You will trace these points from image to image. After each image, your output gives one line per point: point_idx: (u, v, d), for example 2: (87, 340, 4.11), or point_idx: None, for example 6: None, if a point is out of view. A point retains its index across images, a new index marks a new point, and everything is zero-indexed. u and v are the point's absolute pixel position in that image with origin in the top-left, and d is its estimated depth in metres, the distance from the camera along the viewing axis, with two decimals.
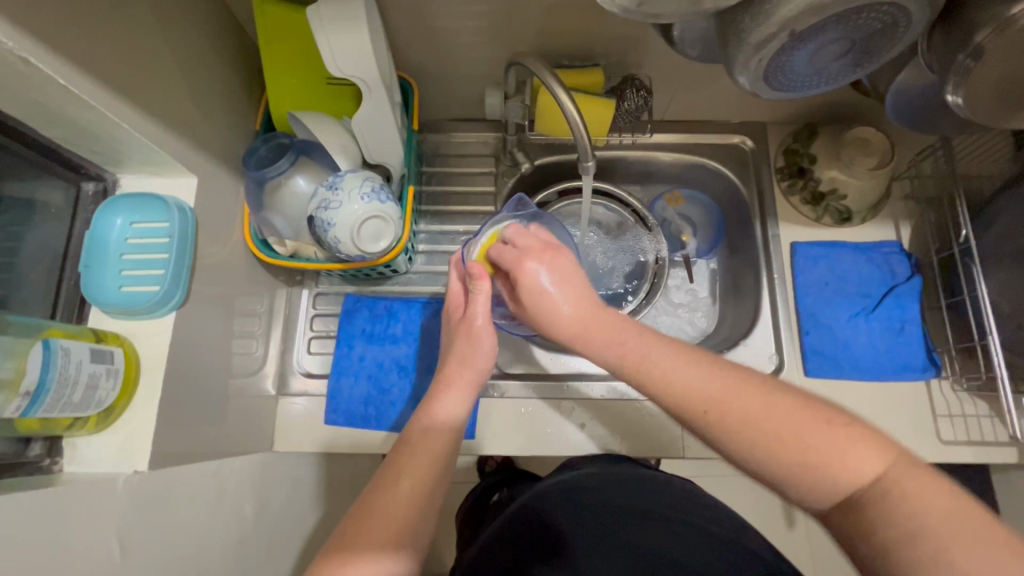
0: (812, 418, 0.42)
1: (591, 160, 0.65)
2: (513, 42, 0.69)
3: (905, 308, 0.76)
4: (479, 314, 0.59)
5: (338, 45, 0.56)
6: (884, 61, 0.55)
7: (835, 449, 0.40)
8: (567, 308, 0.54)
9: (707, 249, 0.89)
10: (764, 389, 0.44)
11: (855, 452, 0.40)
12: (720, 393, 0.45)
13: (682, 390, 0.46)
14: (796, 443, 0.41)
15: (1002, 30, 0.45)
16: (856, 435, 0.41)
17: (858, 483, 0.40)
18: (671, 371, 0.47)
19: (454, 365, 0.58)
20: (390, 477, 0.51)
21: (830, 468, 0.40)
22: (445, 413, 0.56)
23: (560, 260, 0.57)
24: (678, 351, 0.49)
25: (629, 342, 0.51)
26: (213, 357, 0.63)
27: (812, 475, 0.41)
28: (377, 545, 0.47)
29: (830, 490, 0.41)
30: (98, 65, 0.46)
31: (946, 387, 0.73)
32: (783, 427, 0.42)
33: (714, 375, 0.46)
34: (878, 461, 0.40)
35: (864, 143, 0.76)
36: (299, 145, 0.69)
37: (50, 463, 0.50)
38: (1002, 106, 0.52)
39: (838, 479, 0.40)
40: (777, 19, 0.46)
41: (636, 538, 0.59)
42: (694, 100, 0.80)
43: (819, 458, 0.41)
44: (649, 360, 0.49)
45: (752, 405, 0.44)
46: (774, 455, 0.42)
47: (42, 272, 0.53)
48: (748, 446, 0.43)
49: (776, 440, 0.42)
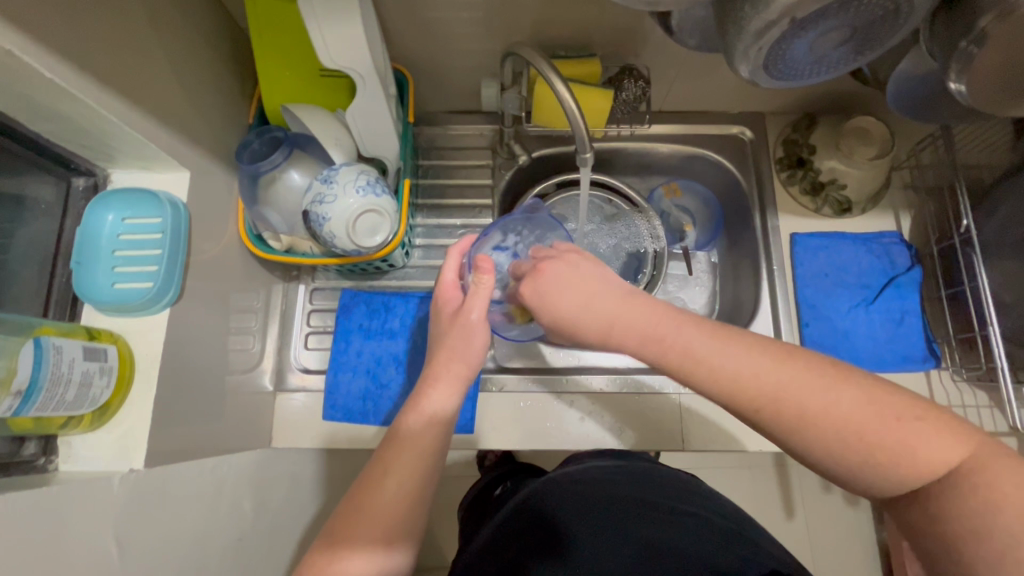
0: (881, 413, 0.40)
1: (589, 152, 0.64)
2: (509, 32, 0.68)
3: (906, 299, 0.76)
4: (476, 312, 0.56)
5: (331, 35, 0.54)
6: (886, 49, 0.54)
7: (906, 446, 0.39)
8: (595, 301, 0.49)
9: (705, 241, 0.88)
10: (823, 376, 0.42)
11: (927, 443, 0.39)
12: (779, 383, 0.43)
13: (720, 379, 0.44)
14: (868, 442, 0.40)
15: (1006, 15, 0.44)
16: (931, 428, 0.39)
17: (936, 472, 0.39)
18: (722, 361, 0.45)
19: (444, 355, 0.56)
20: (377, 471, 0.51)
21: (900, 462, 0.39)
22: (433, 409, 0.54)
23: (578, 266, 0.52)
24: (724, 338, 0.46)
25: (682, 333, 0.46)
26: (209, 353, 0.63)
27: (890, 473, 0.40)
28: (368, 539, 0.48)
29: (904, 483, 0.40)
30: (86, 57, 0.45)
31: (945, 378, 0.73)
32: (851, 419, 0.40)
33: (773, 365, 0.43)
34: (961, 452, 0.39)
35: (864, 134, 0.75)
36: (293, 138, 0.68)
37: (46, 462, 0.49)
38: (1005, 93, 0.51)
39: (919, 471, 0.39)
40: (778, 6, 0.45)
41: (637, 530, 0.58)
42: (693, 91, 0.79)
43: (895, 453, 0.39)
44: (701, 352, 0.45)
45: (812, 398, 0.42)
46: (845, 451, 0.41)
47: (34, 270, 0.52)
48: (815, 439, 0.41)
49: (842, 429, 0.41)
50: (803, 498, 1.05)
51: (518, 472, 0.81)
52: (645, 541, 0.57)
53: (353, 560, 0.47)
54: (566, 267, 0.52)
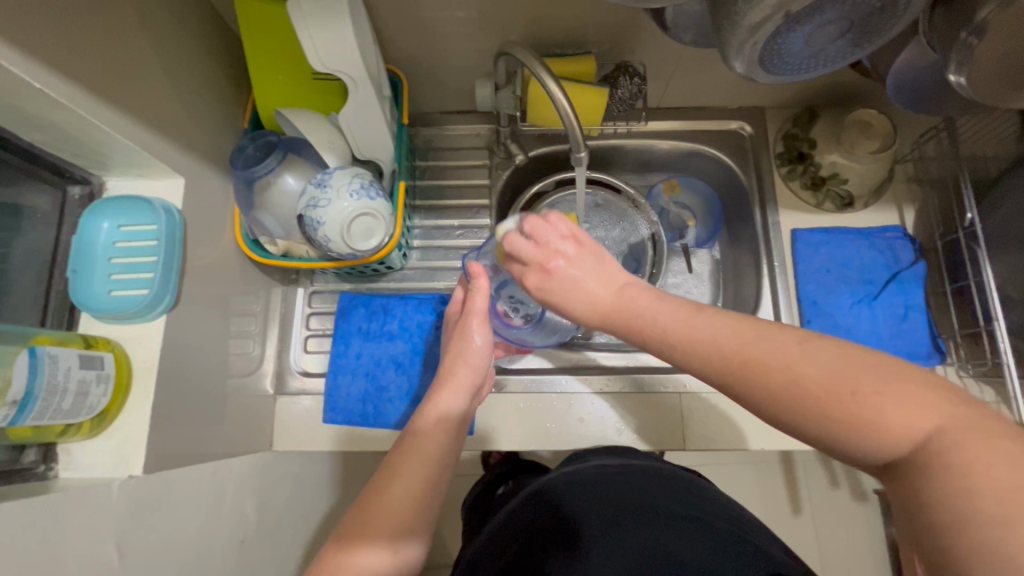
0: (852, 377, 0.35)
1: (584, 151, 0.62)
2: (503, 31, 0.68)
3: (909, 294, 0.75)
4: (478, 305, 0.60)
5: (320, 38, 0.54)
6: (886, 40, 0.53)
7: (872, 408, 0.34)
8: (595, 299, 0.46)
9: (707, 238, 0.87)
10: (795, 339, 0.38)
11: (896, 404, 0.34)
12: (753, 346, 0.38)
13: (695, 350, 0.40)
14: (834, 400, 0.35)
15: (1005, 5, 0.43)
16: (900, 394, 0.34)
17: (912, 436, 0.34)
18: (695, 330, 0.40)
19: (452, 363, 0.58)
20: (386, 474, 0.51)
21: (873, 426, 0.34)
22: (441, 414, 0.55)
23: (580, 253, 0.48)
24: (691, 310, 0.42)
25: (658, 314, 0.42)
26: (209, 358, 0.63)
27: (861, 436, 0.34)
28: (383, 532, 0.48)
29: (877, 451, 0.35)
30: (76, 67, 0.46)
31: (950, 373, 0.72)
32: (824, 383, 0.35)
33: (744, 334, 0.39)
34: (934, 413, 0.33)
35: (866, 126, 0.73)
36: (287, 142, 0.68)
37: (45, 470, 0.49)
38: (1007, 84, 0.50)
39: (893, 434, 0.34)
40: (769, 2, 0.45)
41: (641, 537, 0.54)
42: (690, 87, 0.78)
43: (849, 417, 0.35)
44: (674, 334, 0.41)
45: (779, 359, 0.37)
46: (807, 411, 0.36)
47: (31, 279, 0.52)
48: (786, 405, 0.37)
49: (811, 397, 0.36)
50: (809, 495, 1.04)
51: (520, 470, 0.80)
52: (651, 546, 0.53)
53: (364, 557, 0.47)
54: (573, 264, 0.47)
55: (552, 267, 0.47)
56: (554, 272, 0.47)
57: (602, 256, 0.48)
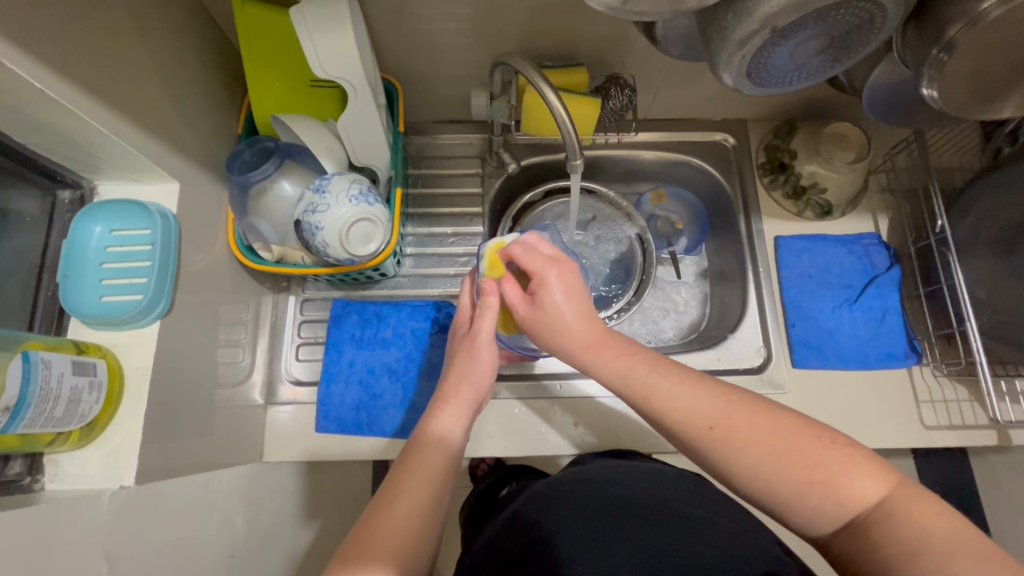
0: (819, 440, 0.45)
1: (580, 158, 0.64)
2: (497, 43, 0.69)
3: (886, 297, 0.78)
4: (484, 329, 0.59)
5: (322, 46, 0.55)
6: (861, 57, 0.56)
7: (838, 472, 0.44)
8: (582, 322, 0.55)
9: (693, 245, 0.90)
10: (768, 411, 0.48)
11: (859, 478, 0.43)
12: (721, 413, 0.48)
13: (684, 413, 0.49)
14: (807, 463, 0.44)
15: (972, 24, 0.47)
16: (861, 460, 0.44)
17: (866, 505, 0.43)
18: (670, 394, 0.50)
19: (455, 380, 0.59)
20: (390, 493, 0.51)
21: (836, 485, 0.43)
22: (445, 430, 0.57)
23: (572, 284, 0.56)
24: (665, 367, 0.52)
25: (635, 365, 0.52)
26: (199, 368, 0.61)
27: (826, 494, 0.44)
28: (381, 558, 0.46)
29: (848, 507, 0.43)
30: (75, 70, 0.45)
31: (926, 373, 0.75)
32: (780, 435, 0.46)
33: (712, 396, 0.50)
34: (884, 485, 0.43)
35: (841, 138, 0.77)
36: (285, 148, 0.68)
37: (31, 482, 0.48)
38: (975, 97, 0.53)
39: (848, 501, 0.43)
40: (758, 17, 0.47)
41: (641, 535, 0.53)
42: (677, 99, 0.81)
43: (829, 467, 0.44)
44: (651, 383, 0.51)
45: (746, 420, 0.47)
46: (775, 447, 0.46)
47: (17, 284, 0.51)
48: (753, 464, 0.46)
49: (773, 450, 0.45)
50: None
51: (516, 475, 0.80)
52: (648, 547, 0.52)
53: None
54: (562, 278, 0.56)
55: (544, 275, 0.55)
56: (541, 283, 0.55)
57: (580, 285, 0.56)
